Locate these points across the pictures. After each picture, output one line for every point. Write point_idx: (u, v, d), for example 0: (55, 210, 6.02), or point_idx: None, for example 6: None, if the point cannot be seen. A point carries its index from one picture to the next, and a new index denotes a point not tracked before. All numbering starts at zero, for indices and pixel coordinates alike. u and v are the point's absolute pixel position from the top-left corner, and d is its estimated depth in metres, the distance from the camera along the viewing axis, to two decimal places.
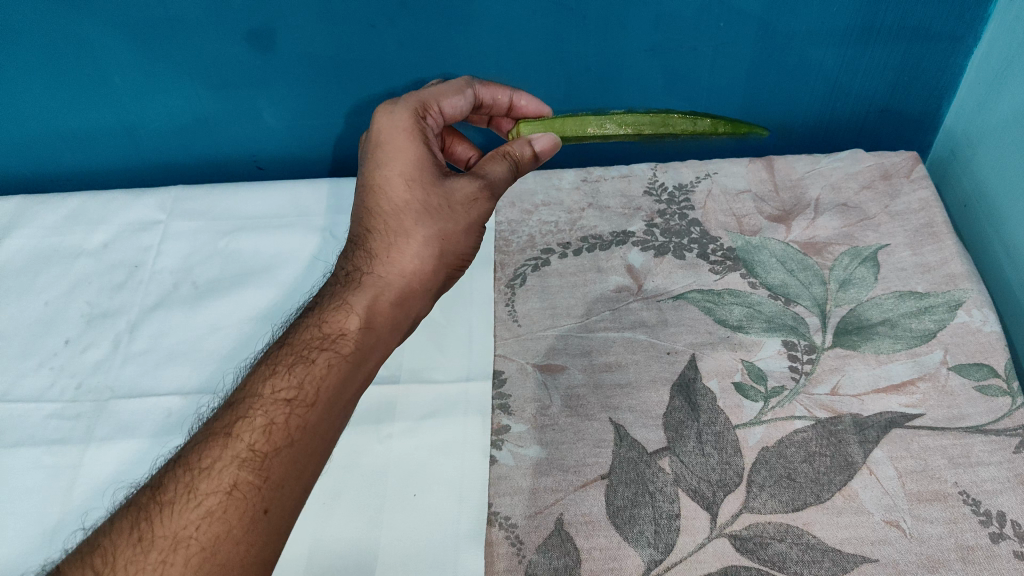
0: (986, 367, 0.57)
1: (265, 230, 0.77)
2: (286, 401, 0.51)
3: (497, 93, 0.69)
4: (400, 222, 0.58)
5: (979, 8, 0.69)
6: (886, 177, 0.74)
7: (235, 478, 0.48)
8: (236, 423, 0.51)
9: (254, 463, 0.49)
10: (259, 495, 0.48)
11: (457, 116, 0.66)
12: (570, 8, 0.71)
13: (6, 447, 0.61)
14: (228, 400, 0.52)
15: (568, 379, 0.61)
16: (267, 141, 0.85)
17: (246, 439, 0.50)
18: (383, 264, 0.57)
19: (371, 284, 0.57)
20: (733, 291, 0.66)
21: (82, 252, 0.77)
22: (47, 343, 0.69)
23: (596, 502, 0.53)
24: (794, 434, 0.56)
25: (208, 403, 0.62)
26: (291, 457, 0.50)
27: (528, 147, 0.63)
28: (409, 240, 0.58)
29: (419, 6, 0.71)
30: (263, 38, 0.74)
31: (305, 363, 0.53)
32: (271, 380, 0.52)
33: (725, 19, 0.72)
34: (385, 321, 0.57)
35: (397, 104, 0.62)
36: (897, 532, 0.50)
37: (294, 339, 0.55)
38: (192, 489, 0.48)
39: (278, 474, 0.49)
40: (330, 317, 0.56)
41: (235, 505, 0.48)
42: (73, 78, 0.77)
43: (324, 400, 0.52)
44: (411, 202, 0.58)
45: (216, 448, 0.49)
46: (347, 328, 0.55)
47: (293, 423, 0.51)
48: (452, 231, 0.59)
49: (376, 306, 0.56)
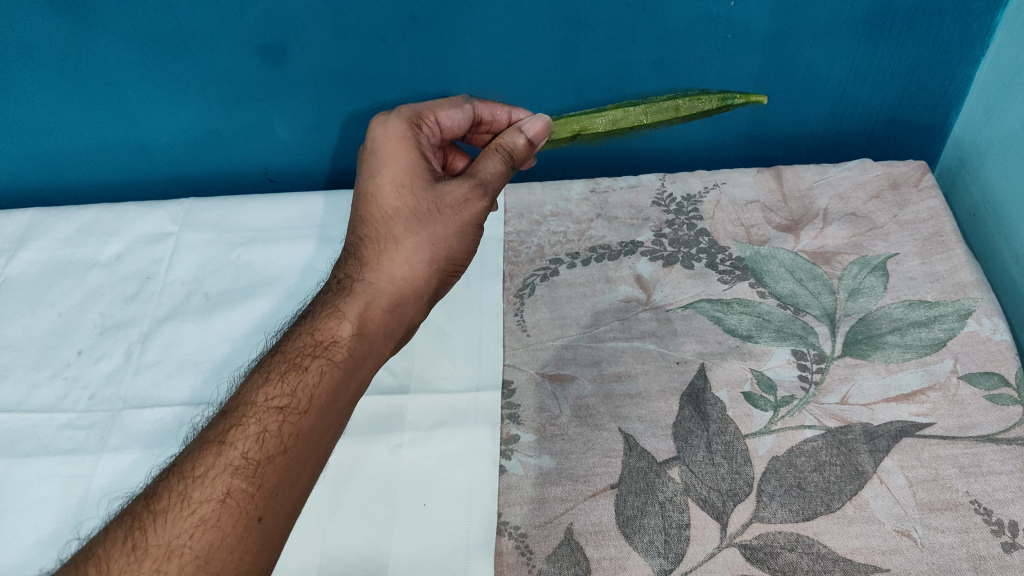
0: (996, 376, 0.57)
1: (275, 241, 0.78)
2: (278, 408, 0.52)
3: (495, 109, 0.69)
4: (390, 228, 0.59)
5: (987, 18, 0.70)
6: (895, 186, 0.74)
7: (228, 487, 0.49)
8: (229, 431, 0.51)
9: (247, 471, 0.50)
10: (252, 503, 0.49)
11: (455, 128, 0.67)
12: (578, 21, 0.72)
13: (19, 457, 0.61)
14: (221, 409, 0.53)
15: (579, 390, 0.61)
16: (278, 153, 0.86)
17: (239, 447, 0.50)
18: (373, 272, 0.58)
19: (361, 291, 0.58)
20: (743, 300, 0.66)
21: (95, 263, 0.78)
22: (60, 354, 0.70)
23: (607, 512, 0.54)
24: (805, 444, 0.56)
25: (204, 413, 0.63)
26: (286, 464, 0.51)
27: (520, 137, 0.64)
28: (398, 247, 0.58)
29: (430, 20, 0.72)
30: (276, 52, 0.75)
31: (298, 371, 0.54)
32: (265, 388, 0.53)
33: (733, 30, 0.72)
34: (377, 328, 0.58)
35: (391, 114, 0.63)
36: (909, 541, 0.50)
37: (286, 347, 0.56)
38: (185, 497, 0.49)
39: (272, 482, 0.50)
40: (322, 325, 0.57)
41: (229, 513, 0.48)
42: (88, 94, 0.78)
43: (317, 408, 0.53)
44: (402, 208, 0.59)
45: (210, 456, 0.50)
46: (339, 335, 0.56)
47: (286, 431, 0.51)
48: (443, 235, 0.59)
49: (368, 312, 0.57)
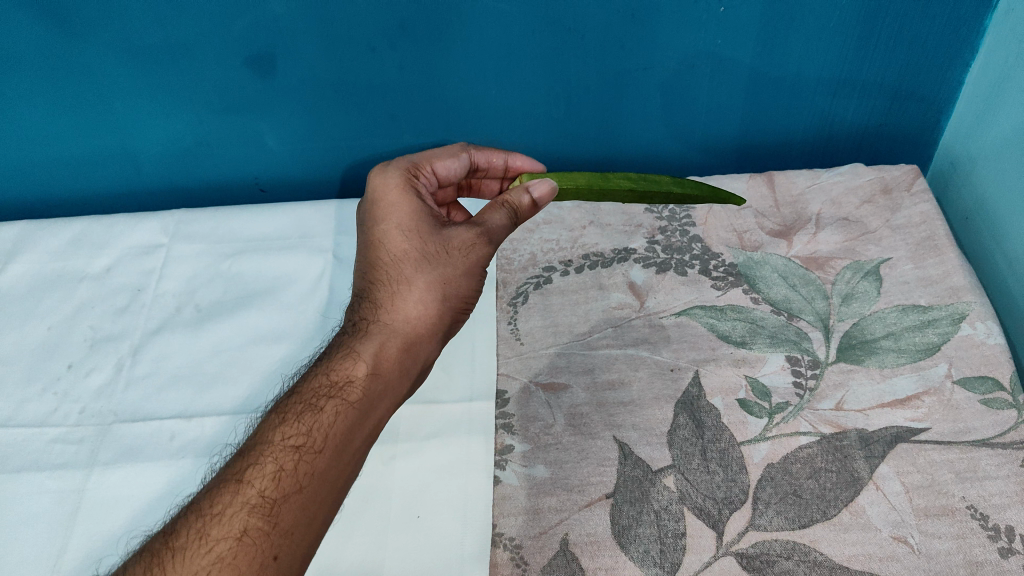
0: (991, 380, 0.57)
1: (267, 252, 0.77)
2: (294, 447, 0.52)
3: (491, 157, 0.71)
4: (400, 270, 0.59)
5: (976, 22, 0.69)
6: (886, 191, 0.73)
7: (245, 524, 0.49)
8: (246, 469, 0.51)
9: (263, 509, 0.49)
10: (268, 541, 0.48)
11: (451, 178, 0.69)
12: (567, 29, 0.72)
13: (9, 473, 0.61)
14: (239, 448, 0.53)
15: (573, 399, 0.61)
16: (269, 164, 0.85)
17: (255, 485, 0.50)
18: (388, 312, 0.58)
19: (377, 331, 0.57)
20: (736, 307, 0.66)
21: (85, 275, 0.77)
22: (50, 368, 0.69)
23: (602, 522, 0.53)
24: (800, 451, 0.55)
25: (221, 453, 0.60)
26: (302, 503, 0.50)
27: (525, 196, 0.62)
28: (410, 287, 0.58)
29: (418, 30, 0.72)
30: (264, 62, 0.75)
31: (313, 411, 0.53)
32: (281, 427, 0.53)
33: (723, 37, 0.72)
34: (392, 367, 0.57)
35: (390, 166, 0.66)
36: (906, 548, 0.49)
37: (302, 387, 0.55)
38: (203, 535, 0.48)
39: (289, 521, 0.49)
40: (338, 364, 0.56)
41: (246, 551, 0.48)
42: (75, 104, 0.78)
43: (333, 447, 0.52)
44: (410, 251, 0.60)
45: (228, 494, 0.50)
46: (355, 374, 0.55)
47: (301, 470, 0.51)
48: (452, 275, 0.59)
49: (382, 352, 0.57)
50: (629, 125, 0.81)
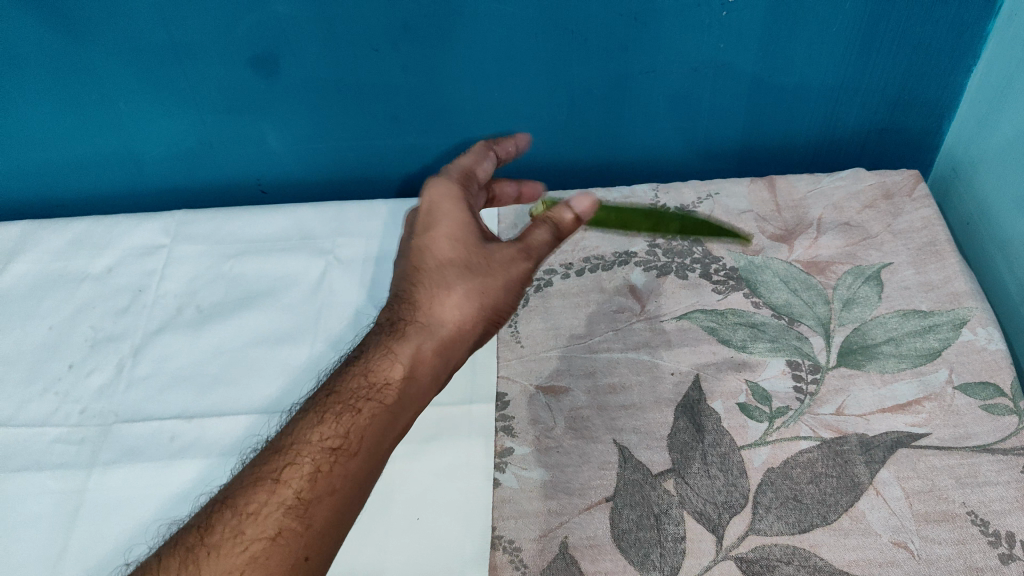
0: (992, 386, 0.57)
1: (269, 254, 0.77)
2: (332, 449, 0.51)
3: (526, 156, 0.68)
4: (442, 274, 0.57)
5: (978, 26, 0.69)
6: (888, 196, 0.73)
7: (279, 525, 0.49)
8: (282, 469, 0.51)
9: (297, 510, 0.49)
10: (301, 542, 0.49)
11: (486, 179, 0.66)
12: (569, 31, 0.72)
13: (11, 472, 0.61)
14: (273, 443, 0.52)
15: (573, 401, 0.61)
16: (272, 166, 0.86)
17: (292, 487, 0.50)
18: (427, 315, 0.56)
19: (417, 334, 0.56)
20: (737, 311, 0.66)
21: (86, 276, 0.77)
22: (50, 367, 0.69)
23: (602, 525, 0.53)
24: (800, 455, 0.55)
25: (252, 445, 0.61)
26: (334, 504, 0.51)
27: (568, 212, 0.59)
28: (450, 294, 0.56)
29: (422, 32, 0.72)
30: (267, 63, 0.75)
31: (351, 413, 0.52)
32: (319, 427, 0.52)
33: (725, 40, 0.72)
34: (428, 371, 0.56)
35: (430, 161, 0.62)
36: (905, 553, 0.49)
37: (340, 386, 0.54)
38: (238, 533, 0.49)
39: (322, 522, 0.50)
40: (376, 365, 0.54)
41: (280, 551, 0.48)
42: (78, 104, 0.78)
43: (367, 450, 0.52)
44: (452, 256, 0.57)
45: (263, 493, 0.50)
46: (393, 377, 0.54)
47: (337, 473, 0.51)
48: (493, 286, 0.57)
49: (420, 356, 0.55)
50: (631, 129, 0.81)
